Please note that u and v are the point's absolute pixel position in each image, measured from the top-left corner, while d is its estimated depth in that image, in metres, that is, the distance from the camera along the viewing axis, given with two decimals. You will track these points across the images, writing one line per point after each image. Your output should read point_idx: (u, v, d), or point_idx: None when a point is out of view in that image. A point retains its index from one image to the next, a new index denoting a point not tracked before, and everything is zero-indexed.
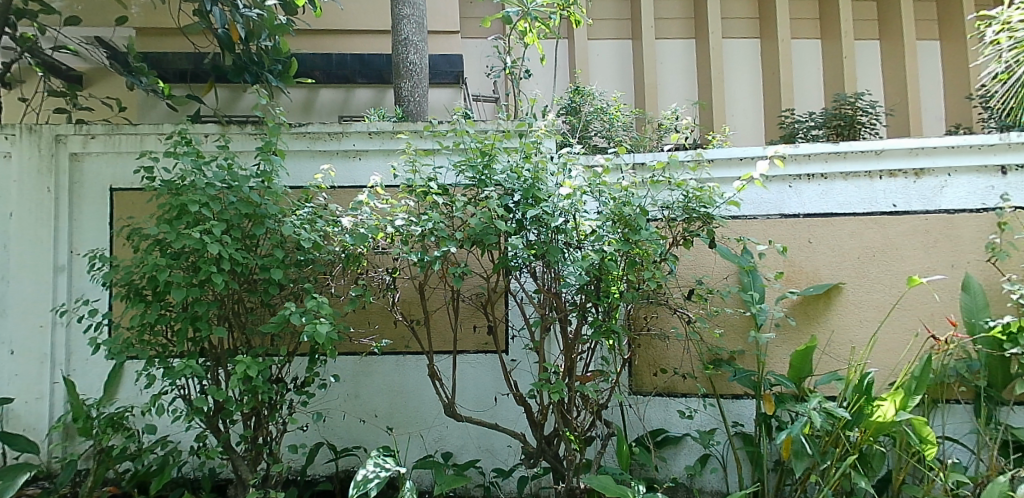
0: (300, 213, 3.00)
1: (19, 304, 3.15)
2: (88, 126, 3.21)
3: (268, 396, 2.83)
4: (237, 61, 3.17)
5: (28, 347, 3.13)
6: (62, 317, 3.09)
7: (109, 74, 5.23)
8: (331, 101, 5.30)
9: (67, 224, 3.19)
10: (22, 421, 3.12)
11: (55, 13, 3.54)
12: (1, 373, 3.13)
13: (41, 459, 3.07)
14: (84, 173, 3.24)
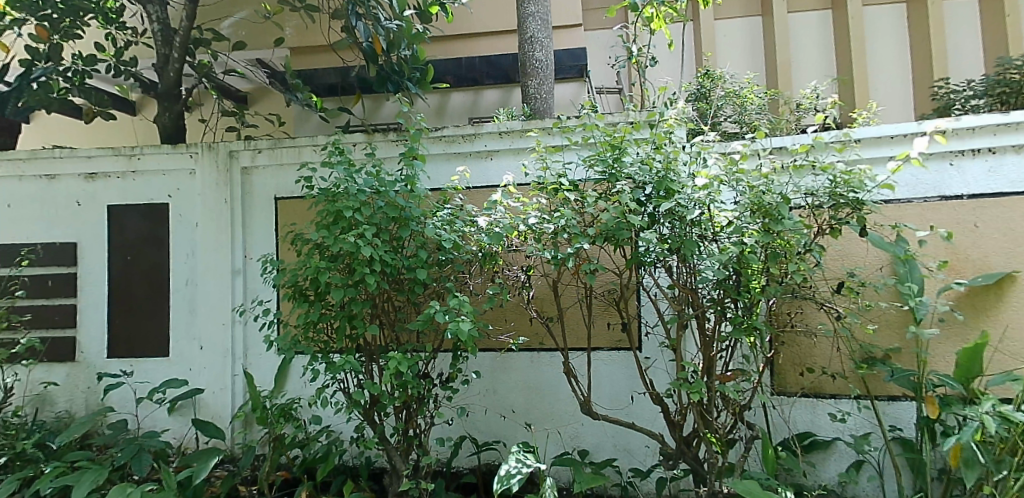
0: (440, 215, 3.12)
1: (205, 306, 3.52)
2: (255, 142, 3.52)
3: (417, 391, 2.96)
4: (380, 72, 3.34)
5: (214, 343, 3.50)
6: (241, 316, 3.43)
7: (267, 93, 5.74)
8: (461, 105, 5.45)
9: (241, 232, 3.52)
10: (210, 409, 3.50)
11: (225, 40, 3.94)
12: (194, 366, 3.53)
13: (227, 444, 3.42)
14: (252, 184, 3.56)
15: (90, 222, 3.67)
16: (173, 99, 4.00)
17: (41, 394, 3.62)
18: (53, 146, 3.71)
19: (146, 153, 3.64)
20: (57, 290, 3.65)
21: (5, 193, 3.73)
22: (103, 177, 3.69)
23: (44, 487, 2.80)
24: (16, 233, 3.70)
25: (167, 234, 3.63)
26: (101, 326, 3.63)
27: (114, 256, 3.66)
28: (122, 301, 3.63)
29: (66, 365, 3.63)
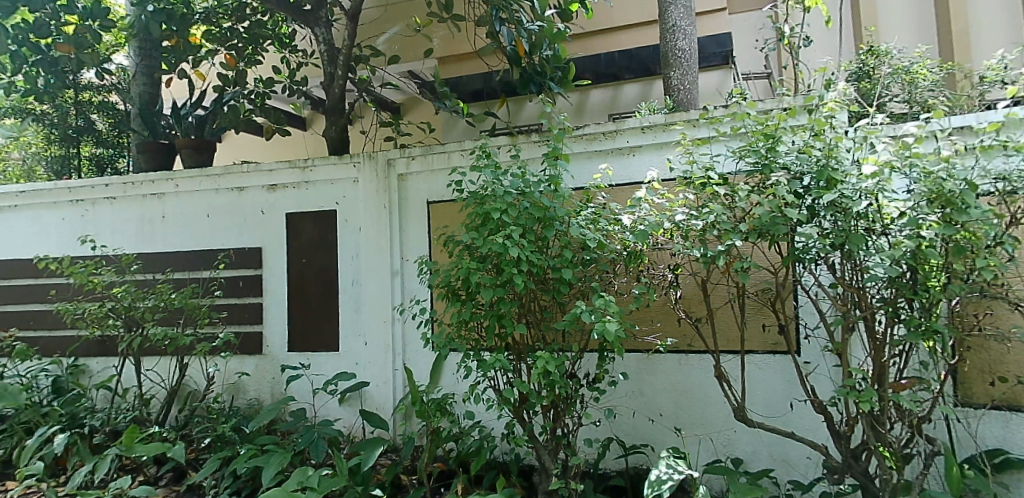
0: (584, 214, 3.09)
1: (369, 305, 3.79)
2: (409, 149, 3.72)
3: (565, 390, 2.96)
4: (524, 74, 3.42)
5: (378, 339, 3.76)
6: (402, 314, 3.65)
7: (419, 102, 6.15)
8: (601, 101, 5.44)
9: (399, 235, 3.75)
10: (375, 400, 3.77)
11: (381, 55, 4.32)
12: (361, 360, 3.82)
13: (391, 434, 3.67)
14: (408, 190, 3.78)
15: (272, 229, 4.09)
16: (337, 114, 4.34)
17: (236, 382, 4.11)
18: (241, 162, 4.17)
19: (316, 164, 3.98)
20: (247, 290, 4.10)
21: (205, 205, 4.26)
22: (281, 188, 4.09)
23: (241, 466, 3.18)
24: (215, 240, 4.23)
25: (335, 238, 3.95)
26: (282, 322, 4.03)
27: (291, 258, 4.03)
28: (298, 299, 3.99)
29: (255, 356, 4.08)
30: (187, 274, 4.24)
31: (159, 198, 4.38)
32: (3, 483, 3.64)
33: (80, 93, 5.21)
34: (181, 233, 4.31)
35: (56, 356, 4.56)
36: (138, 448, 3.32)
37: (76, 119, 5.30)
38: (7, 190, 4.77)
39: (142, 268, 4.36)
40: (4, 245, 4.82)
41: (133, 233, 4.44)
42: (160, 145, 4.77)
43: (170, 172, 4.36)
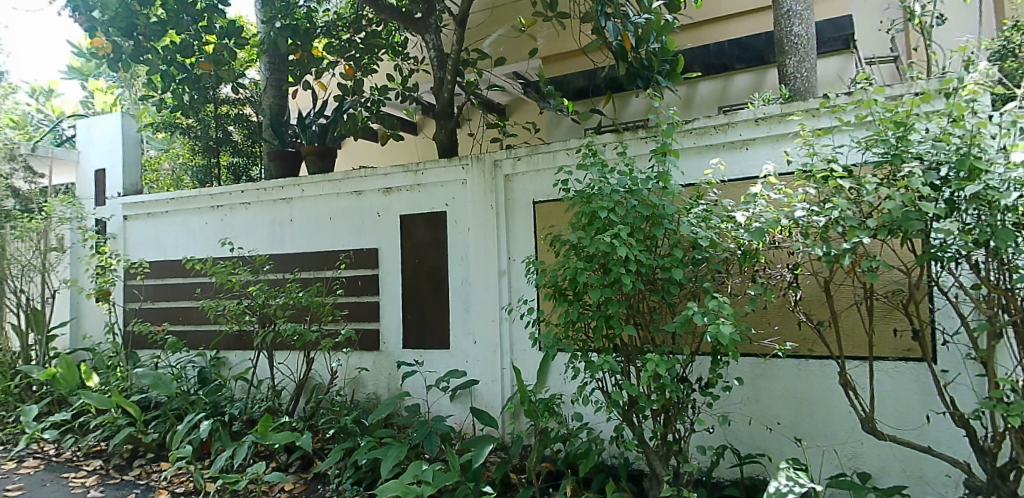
0: (694, 211, 2.98)
1: (478, 304, 3.95)
2: (516, 150, 3.83)
3: (676, 395, 2.87)
4: (630, 69, 3.55)
5: (487, 338, 3.91)
6: (510, 313, 3.77)
7: (523, 104, 6.34)
8: (710, 93, 5.38)
9: (505, 236, 3.87)
10: (484, 398, 3.93)
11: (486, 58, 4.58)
12: (471, 357, 3.99)
13: (500, 432, 3.81)
14: (515, 190, 3.88)
15: (388, 230, 4.35)
16: (447, 117, 4.61)
17: (357, 377, 4.41)
18: (360, 167, 4.45)
19: (428, 167, 4.19)
20: (366, 289, 4.40)
21: (328, 209, 4.57)
22: (396, 191, 4.34)
23: (361, 456, 3.43)
24: (336, 241, 4.54)
25: (445, 239, 4.15)
26: (397, 320, 4.28)
27: (405, 258, 4.28)
28: (412, 297, 4.23)
29: (373, 353, 4.36)
30: (312, 274, 4.59)
31: (287, 203, 4.74)
32: (158, 464, 4.06)
33: (219, 106, 5.77)
34: (306, 236, 4.65)
35: (202, 348, 5.02)
36: (271, 437, 3.60)
37: (216, 131, 5.79)
38: (157, 198, 5.33)
39: (273, 268, 4.73)
40: (156, 247, 5.38)
41: (264, 236, 4.83)
42: (287, 153, 5.22)
43: (297, 178, 4.71)
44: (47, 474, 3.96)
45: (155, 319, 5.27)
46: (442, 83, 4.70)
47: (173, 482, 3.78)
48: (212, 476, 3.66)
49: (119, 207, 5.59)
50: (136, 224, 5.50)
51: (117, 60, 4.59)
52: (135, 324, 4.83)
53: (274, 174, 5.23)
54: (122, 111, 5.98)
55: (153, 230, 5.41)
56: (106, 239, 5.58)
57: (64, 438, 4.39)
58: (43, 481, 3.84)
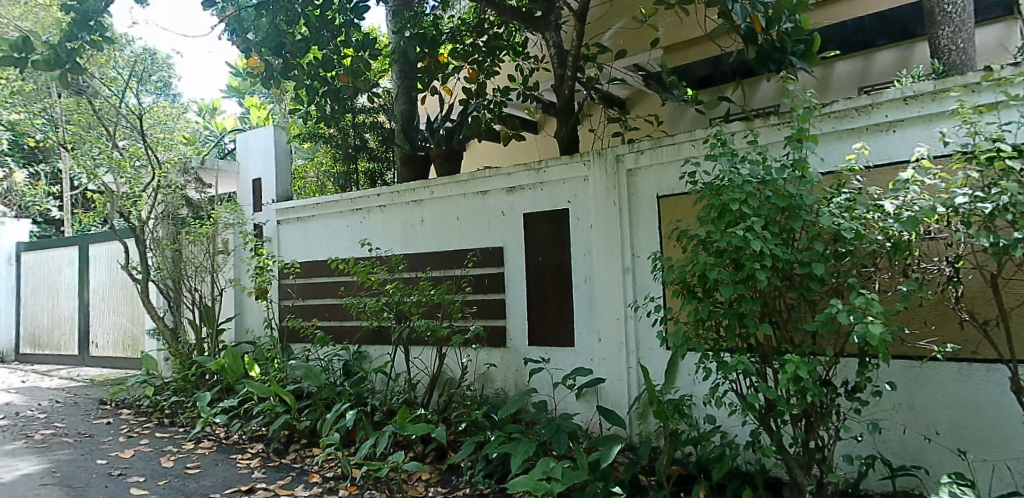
0: (837, 201, 2.75)
1: (603, 301, 4.02)
2: (639, 144, 3.88)
3: (819, 399, 2.66)
4: (760, 52, 3.58)
5: (612, 335, 3.97)
6: (636, 310, 3.83)
7: (646, 95, 6.20)
8: (850, 73, 5.14)
9: (630, 231, 3.93)
10: (611, 398, 3.99)
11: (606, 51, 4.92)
12: (596, 355, 4.07)
13: (628, 432, 3.85)
14: (637, 185, 3.94)
15: (512, 228, 4.53)
16: (568, 114, 4.90)
17: (485, 373, 4.64)
18: (484, 168, 4.65)
19: (550, 165, 4.33)
20: (491, 287, 4.62)
21: (455, 209, 4.83)
22: (519, 190, 4.51)
23: (493, 451, 3.61)
24: (463, 241, 4.78)
25: (568, 236, 4.26)
26: (523, 317, 4.46)
27: (530, 256, 4.44)
28: (537, 294, 4.39)
29: (500, 350, 4.57)
30: (442, 273, 4.86)
31: (418, 204, 5.04)
32: (310, 450, 4.43)
33: (357, 115, 6.21)
34: (435, 236, 4.93)
35: (346, 343, 5.44)
36: (409, 428, 3.86)
37: (355, 139, 6.23)
38: (305, 203, 5.81)
39: (407, 267, 5.06)
40: (304, 249, 5.88)
41: (398, 237, 5.16)
42: (417, 156, 5.81)
43: (426, 181, 5.00)
44: (219, 454, 4.44)
45: (305, 315, 5.77)
46: (563, 80, 5.00)
47: (324, 467, 4.11)
48: (358, 462, 3.94)
49: (273, 213, 6.13)
50: (288, 228, 6.03)
51: (269, 77, 5.09)
52: (290, 319, 5.32)
53: (406, 176, 5.84)
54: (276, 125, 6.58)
55: (303, 233, 5.91)
56: (264, 242, 6.12)
57: (232, 423, 4.91)
58: (215, 461, 4.29)
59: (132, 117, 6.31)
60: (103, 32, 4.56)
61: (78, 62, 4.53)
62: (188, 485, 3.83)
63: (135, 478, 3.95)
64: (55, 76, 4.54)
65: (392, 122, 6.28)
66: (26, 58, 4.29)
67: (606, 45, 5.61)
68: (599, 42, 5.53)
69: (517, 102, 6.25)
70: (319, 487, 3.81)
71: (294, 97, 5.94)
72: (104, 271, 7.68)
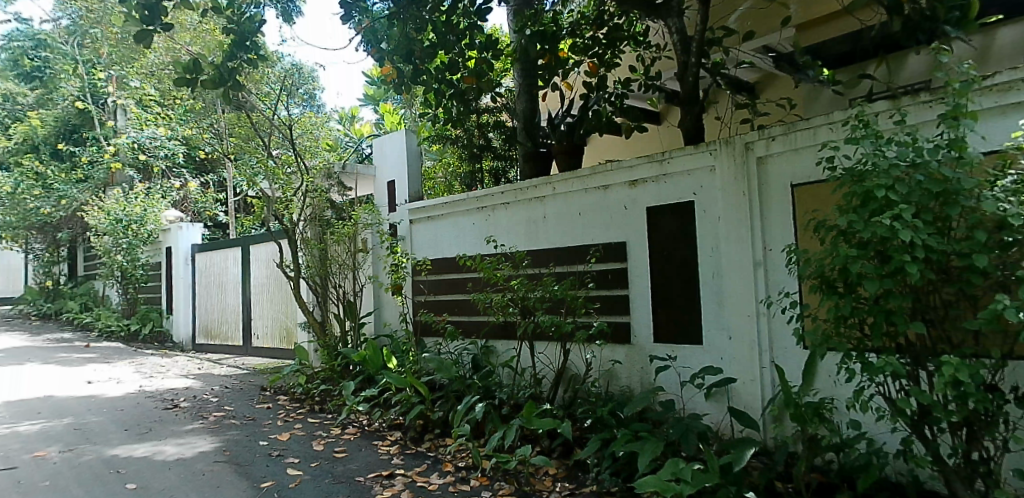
0: (1003, 184, 2.44)
1: (732, 297, 3.86)
2: (770, 130, 3.67)
3: (984, 407, 2.37)
4: (908, 24, 3.53)
5: (743, 333, 3.79)
6: (770, 307, 3.63)
7: (777, 77, 5.81)
8: (1014, 41, 4.51)
9: (760, 223, 3.73)
10: (743, 398, 3.82)
11: (732, 34, 4.69)
12: (726, 353, 3.92)
13: (761, 435, 3.68)
14: (769, 174, 3.73)
15: (635, 223, 4.47)
16: (692, 102, 4.75)
17: (610, 369, 4.61)
18: (606, 162, 4.62)
19: (674, 156, 4.21)
20: (615, 283, 4.58)
21: (577, 205, 4.85)
22: (642, 183, 4.43)
23: (619, 448, 3.59)
24: (585, 237, 4.79)
25: (694, 230, 4.13)
26: (648, 313, 4.38)
27: (654, 251, 4.36)
28: (663, 290, 4.30)
29: (625, 346, 4.52)
30: (566, 268, 4.90)
31: (541, 201, 5.12)
32: (443, 440, 4.69)
33: (481, 116, 6.44)
34: (558, 231, 4.98)
35: (474, 337, 5.67)
36: (535, 422, 3.95)
37: (480, 138, 6.46)
38: (434, 202, 6.12)
39: (531, 263, 5.16)
40: (434, 246, 6.19)
41: (522, 234, 5.27)
42: (539, 153, 5.94)
43: (548, 177, 5.06)
44: (362, 440, 4.83)
45: (436, 310, 6.08)
46: (686, 68, 4.83)
47: (456, 456, 4.33)
48: (488, 453, 4.11)
49: (406, 213, 6.52)
50: (419, 227, 6.39)
51: (400, 83, 5.37)
52: (423, 314, 5.64)
53: (528, 173, 5.96)
54: (407, 128, 6.95)
55: (432, 232, 6.23)
56: (398, 240, 6.54)
57: (373, 411, 5.31)
58: (359, 446, 4.67)
59: (283, 129, 6.97)
60: (256, 51, 5.17)
61: (237, 80, 5.08)
62: (337, 469, 4.19)
63: (292, 459, 4.40)
64: (220, 94, 5.12)
65: (514, 120, 6.43)
66: (197, 79, 4.88)
67: (733, 28, 5.40)
68: (724, 25, 5.35)
69: (637, 92, 6.15)
70: (453, 475, 4.02)
71: (423, 101, 6.28)
72: (263, 269, 8.59)
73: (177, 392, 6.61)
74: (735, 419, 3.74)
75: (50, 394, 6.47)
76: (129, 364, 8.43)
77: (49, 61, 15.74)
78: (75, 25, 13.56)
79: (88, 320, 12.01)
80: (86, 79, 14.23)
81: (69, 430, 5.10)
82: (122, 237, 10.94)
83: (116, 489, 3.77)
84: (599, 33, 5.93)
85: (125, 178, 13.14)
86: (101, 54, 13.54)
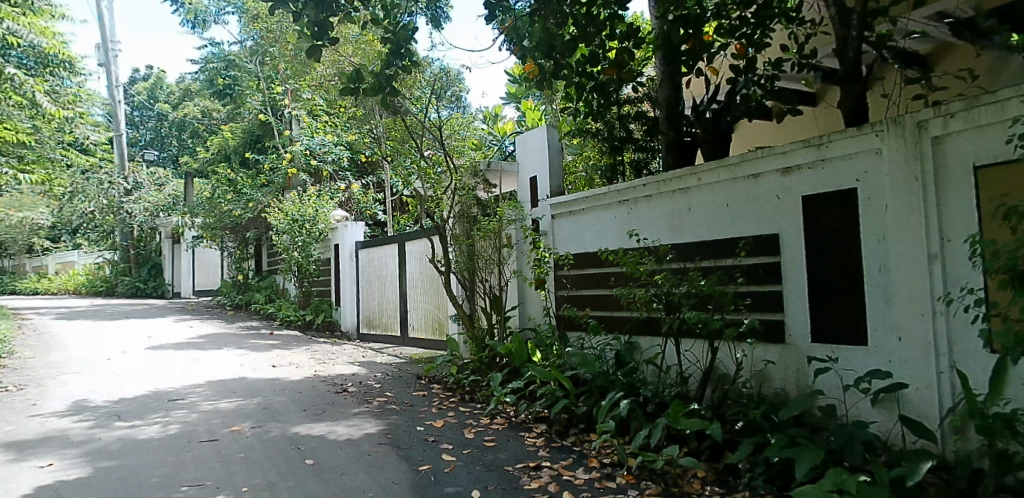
0: None
1: (903, 294, 3.49)
2: (947, 106, 3.27)
3: None
4: None
5: (916, 333, 3.43)
6: (948, 305, 3.25)
7: (956, 46, 5.14)
8: None
9: (936, 211, 3.34)
10: (916, 406, 3.45)
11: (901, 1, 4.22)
12: (895, 355, 3.56)
13: (939, 448, 3.31)
14: (946, 156, 3.33)
15: (789, 213, 4.19)
16: (854, 80, 4.37)
17: (762, 370, 4.38)
18: (756, 149, 4.39)
19: (833, 139, 3.89)
20: (767, 278, 4.34)
21: (725, 195, 4.65)
22: (797, 170, 4.15)
23: (773, 454, 3.44)
24: (734, 229, 4.58)
25: (857, 220, 3.79)
26: (804, 310, 4.11)
27: (810, 243, 4.06)
28: (821, 285, 4.00)
29: (779, 346, 4.27)
30: (713, 263, 4.73)
31: (686, 192, 4.98)
32: (588, 435, 4.77)
33: (622, 107, 6.40)
34: (704, 224, 4.81)
35: (618, 333, 5.66)
36: (683, 422, 3.92)
37: (621, 130, 6.41)
38: (576, 197, 6.17)
39: (675, 257, 5.04)
40: (576, 241, 6.26)
41: (665, 227, 5.16)
42: (682, 143, 5.83)
43: (694, 167, 4.91)
44: (510, 431, 5.04)
45: (579, 305, 6.15)
46: (846, 42, 4.44)
47: (602, 452, 4.39)
48: (632, 451, 4.10)
49: (548, 208, 6.64)
50: (561, 222, 6.48)
51: (542, 79, 5.50)
52: (567, 308, 5.73)
53: (672, 164, 5.87)
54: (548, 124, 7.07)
55: (574, 226, 6.29)
56: (541, 235, 6.67)
57: (519, 403, 5.51)
58: (507, 436, 4.89)
59: (434, 131, 7.41)
60: (410, 57, 5.58)
61: (395, 86, 5.51)
62: (487, 457, 4.43)
63: (446, 445, 4.72)
64: (379, 101, 5.58)
65: (657, 110, 6.32)
66: (360, 88, 5.36)
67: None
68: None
69: (790, 72, 5.74)
70: (598, 471, 4.06)
71: (565, 95, 6.35)
72: (417, 264, 9.23)
73: (345, 378, 7.34)
74: (906, 428, 3.40)
75: (244, 376, 7.48)
76: (305, 350, 9.47)
77: (238, 80, 17.97)
78: (258, 47, 15.38)
79: (272, 310, 13.64)
80: (267, 94, 16.09)
81: (260, 408, 5.88)
82: (298, 236, 12.30)
83: (299, 464, 4.31)
84: (748, 11, 5.55)
85: (299, 182, 14.74)
86: (279, 70, 15.24)
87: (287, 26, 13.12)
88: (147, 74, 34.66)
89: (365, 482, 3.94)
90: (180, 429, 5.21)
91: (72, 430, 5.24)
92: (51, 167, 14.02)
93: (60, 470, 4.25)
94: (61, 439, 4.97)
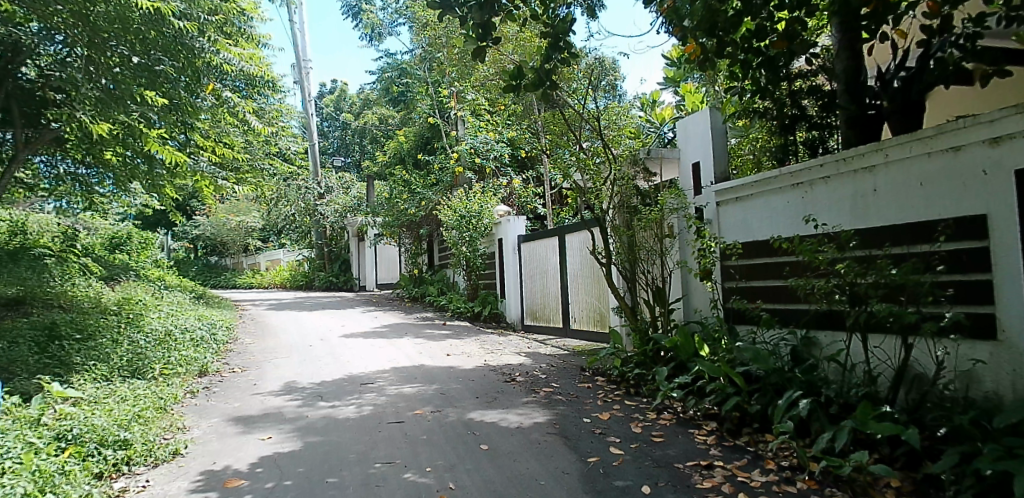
0: None
1: None
2: None
3: None
4: None
5: None
6: None
7: None
8: None
9: None
10: None
11: None
12: None
13: None
14: None
15: (1000, 190, 3.69)
16: None
17: (970, 370, 3.90)
18: (957, 119, 3.91)
19: None
20: (973, 266, 3.85)
21: (918, 173, 4.19)
22: (1008, 140, 3.63)
23: (985, 466, 3.07)
24: (930, 211, 4.11)
25: None
26: (1020, 301, 3.59)
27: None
28: None
29: (990, 343, 3.78)
30: (906, 249, 4.27)
31: (871, 172, 4.55)
32: (763, 435, 4.59)
33: (794, 82, 6.01)
34: (893, 206, 4.37)
35: (794, 327, 5.34)
36: (873, 426, 3.62)
37: (792, 108, 6.01)
38: (743, 183, 5.90)
39: (860, 245, 4.63)
40: (744, 229, 5.99)
41: (847, 211, 4.76)
42: (865, 117, 5.31)
43: (879, 143, 4.47)
44: (678, 427, 5.01)
45: (749, 297, 5.89)
46: None
47: (779, 454, 4.20)
48: (815, 455, 3.88)
49: (712, 195, 6.43)
50: (727, 209, 6.24)
51: (701, 64, 5.35)
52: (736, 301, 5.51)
53: (852, 141, 5.35)
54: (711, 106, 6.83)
55: (742, 214, 6.03)
56: (705, 224, 6.48)
57: (688, 398, 5.42)
58: (675, 433, 4.87)
59: (593, 122, 7.50)
60: (569, 49, 5.71)
61: (553, 79, 5.68)
62: (656, 452, 4.46)
63: (614, 438, 4.82)
64: (540, 95, 5.77)
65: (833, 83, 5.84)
66: (521, 84, 5.60)
67: None
68: None
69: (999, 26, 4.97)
70: (776, 474, 3.90)
71: (729, 75, 6.10)
72: (578, 258, 9.42)
73: (514, 368, 7.73)
74: None
75: (423, 363, 8.20)
76: (475, 341, 10.12)
77: (410, 86, 19.47)
78: (426, 54, 16.52)
79: (444, 302, 14.67)
80: (435, 97, 17.24)
81: (439, 394, 6.44)
82: (465, 231, 13.11)
83: (475, 448, 4.69)
84: None
85: (466, 180, 15.65)
86: (445, 74, 16.28)
87: (452, 31, 13.96)
88: (332, 89, 38.90)
89: (535, 469, 4.19)
90: (372, 410, 5.90)
91: (286, 408, 6.17)
92: (261, 177, 16.32)
93: (277, 442, 5.07)
94: (276, 415, 5.90)
